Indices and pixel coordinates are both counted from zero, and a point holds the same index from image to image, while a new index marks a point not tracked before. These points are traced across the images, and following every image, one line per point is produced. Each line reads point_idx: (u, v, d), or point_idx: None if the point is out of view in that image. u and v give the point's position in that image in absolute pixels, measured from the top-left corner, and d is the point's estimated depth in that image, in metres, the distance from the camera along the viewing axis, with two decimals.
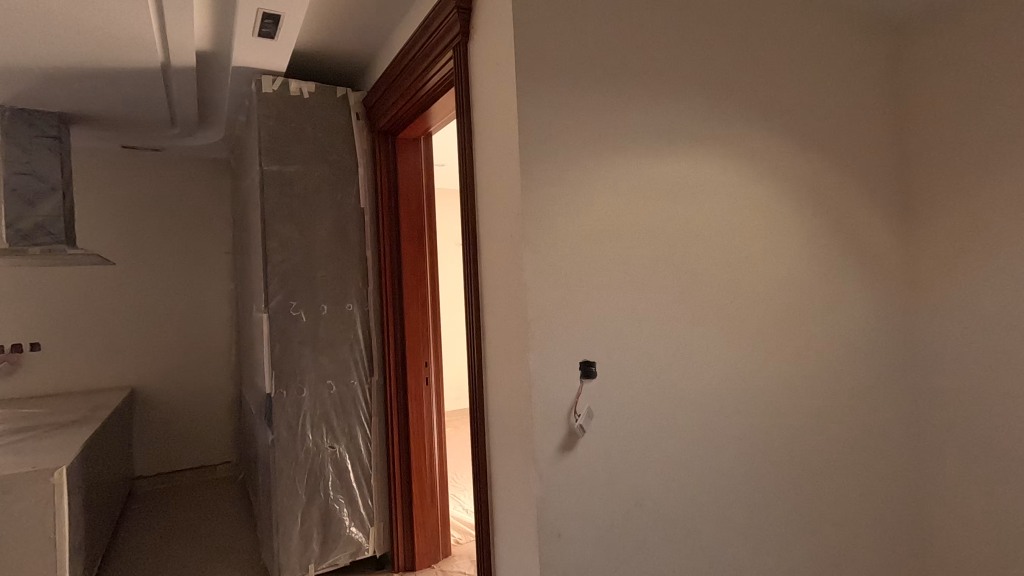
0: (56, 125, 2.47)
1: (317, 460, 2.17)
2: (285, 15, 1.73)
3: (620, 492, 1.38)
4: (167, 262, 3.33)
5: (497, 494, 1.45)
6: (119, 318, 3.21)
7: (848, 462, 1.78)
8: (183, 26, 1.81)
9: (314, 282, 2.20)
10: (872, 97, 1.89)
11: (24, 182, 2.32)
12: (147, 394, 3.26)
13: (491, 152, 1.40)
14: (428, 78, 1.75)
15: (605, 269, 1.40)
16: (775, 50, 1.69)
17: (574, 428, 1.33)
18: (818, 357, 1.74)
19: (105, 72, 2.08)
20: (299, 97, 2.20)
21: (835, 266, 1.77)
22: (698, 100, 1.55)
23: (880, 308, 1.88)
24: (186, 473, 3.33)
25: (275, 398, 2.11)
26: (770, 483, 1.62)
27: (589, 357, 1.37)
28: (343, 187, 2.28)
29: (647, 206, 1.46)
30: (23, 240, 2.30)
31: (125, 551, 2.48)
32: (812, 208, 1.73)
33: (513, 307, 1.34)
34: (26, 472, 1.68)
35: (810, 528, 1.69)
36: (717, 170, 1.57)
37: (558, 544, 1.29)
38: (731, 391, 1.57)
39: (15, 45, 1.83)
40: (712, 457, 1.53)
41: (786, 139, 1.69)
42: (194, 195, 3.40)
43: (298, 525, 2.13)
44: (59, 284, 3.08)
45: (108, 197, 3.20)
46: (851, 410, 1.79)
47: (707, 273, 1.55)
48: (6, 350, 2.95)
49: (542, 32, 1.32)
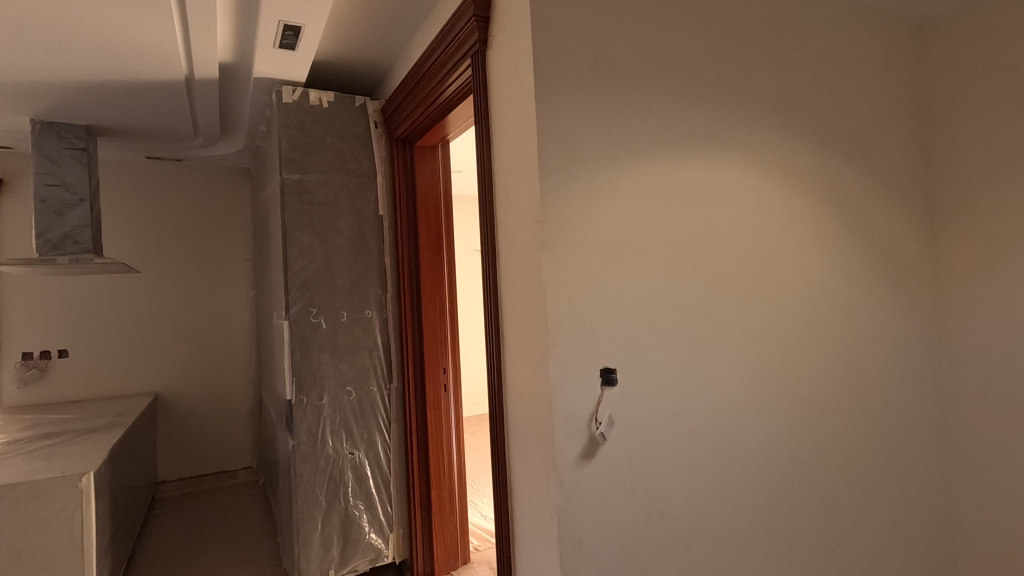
0: (84, 137, 2.53)
1: (337, 466, 2.18)
2: (305, 27, 1.75)
3: (642, 500, 1.37)
4: (190, 269, 3.39)
5: (517, 502, 1.44)
6: (143, 325, 3.27)
7: (874, 469, 1.74)
8: (206, 39, 1.84)
9: (334, 289, 2.22)
10: (895, 98, 1.86)
11: (54, 193, 2.38)
12: (170, 400, 3.31)
13: (510, 159, 1.40)
14: (446, 86, 1.76)
15: (624, 276, 1.39)
16: (794, 52, 1.67)
17: (595, 435, 1.32)
18: (843, 362, 1.70)
19: (131, 85, 2.13)
20: (318, 106, 2.22)
21: (859, 270, 1.74)
22: (718, 103, 1.54)
23: (906, 312, 1.83)
24: (208, 477, 3.37)
25: (295, 404, 2.12)
26: (795, 490, 1.59)
27: (609, 363, 1.35)
28: (363, 195, 2.30)
29: (666, 212, 1.45)
30: (53, 250, 2.36)
31: (148, 554, 2.52)
32: (835, 211, 1.70)
33: (532, 314, 1.33)
34: (56, 476, 1.71)
35: (836, 537, 1.65)
36: (738, 174, 1.55)
37: (580, 553, 1.28)
38: (753, 397, 1.54)
39: (46, 61, 1.88)
40: (735, 464, 1.50)
41: (807, 142, 1.67)
42: (216, 204, 3.46)
43: (319, 532, 2.14)
44: (85, 292, 3.14)
45: (133, 207, 3.27)
46: (877, 417, 1.76)
47: (729, 277, 1.53)
48: (34, 357, 3.02)
49: (559, 38, 1.32)
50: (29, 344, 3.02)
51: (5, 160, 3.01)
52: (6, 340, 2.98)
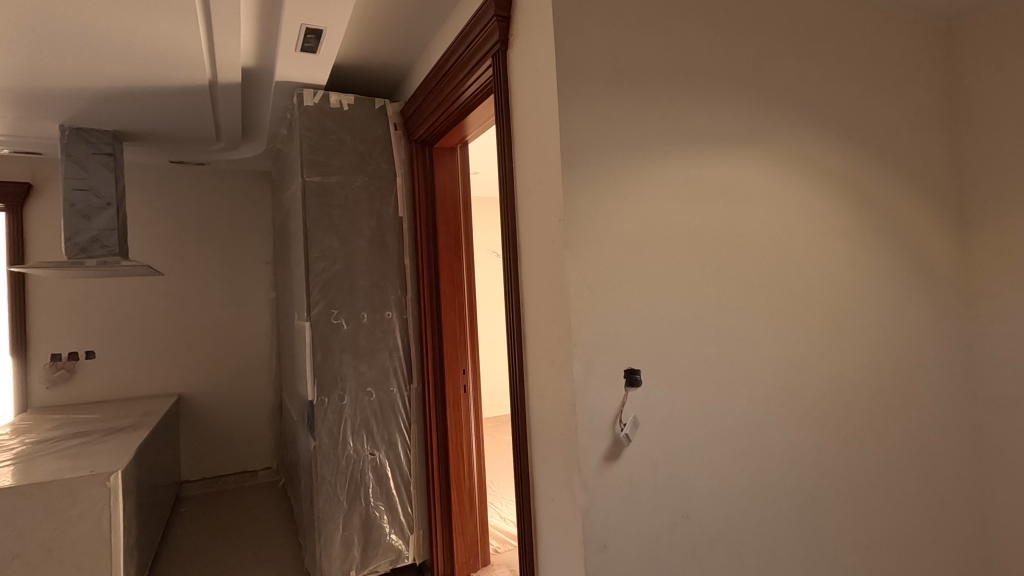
0: (111, 142, 2.58)
1: (357, 468, 2.19)
2: (327, 30, 1.76)
3: (667, 503, 1.35)
4: (213, 272, 3.44)
5: (539, 503, 1.43)
6: (168, 327, 3.33)
7: (905, 473, 1.70)
8: (230, 43, 1.86)
9: (354, 290, 2.23)
10: (924, 91, 1.82)
11: (83, 198, 2.43)
12: (193, 400, 3.35)
13: (531, 160, 1.39)
14: (466, 87, 1.76)
15: (647, 277, 1.37)
16: (820, 48, 1.64)
17: (620, 437, 1.30)
18: (871, 363, 1.67)
19: (156, 90, 2.17)
20: (338, 109, 2.25)
21: (888, 267, 1.70)
22: (742, 98, 1.51)
23: (936, 312, 1.79)
24: (231, 478, 3.41)
25: (317, 405, 2.14)
26: (823, 495, 1.55)
27: (633, 364, 1.34)
28: (382, 197, 2.31)
29: (690, 211, 1.43)
30: (81, 254, 2.41)
31: (172, 553, 2.55)
32: (863, 210, 1.67)
33: (555, 314, 1.32)
34: (85, 475, 1.74)
35: (866, 543, 1.62)
36: (763, 174, 1.53)
37: (604, 556, 1.26)
38: (780, 396, 1.52)
39: (75, 67, 1.92)
40: (760, 464, 1.47)
41: (833, 139, 1.64)
42: (237, 207, 3.51)
43: (340, 532, 2.15)
44: (111, 294, 3.20)
45: (157, 211, 3.32)
46: (907, 420, 1.71)
47: (756, 275, 1.51)
48: (63, 358, 3.07)
49: (582, 39, 1.31)
50: (58, 345, 3.08)
51: (36, 166, 3.08)
52: (35, 342, 3.04)
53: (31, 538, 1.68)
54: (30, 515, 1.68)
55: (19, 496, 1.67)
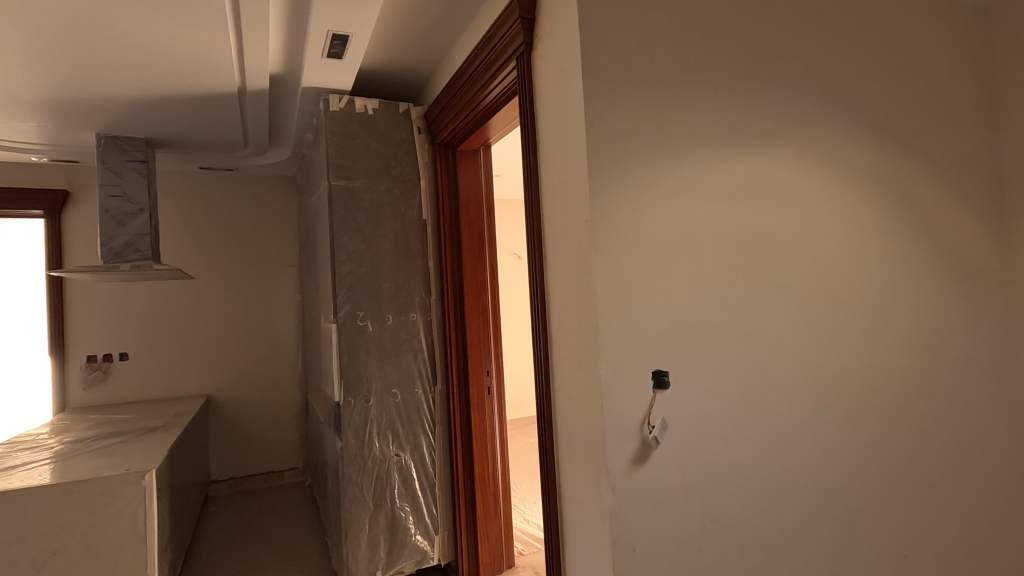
0: (144, 149, 2.65)
1: (384, 468, 2.21)
2: (353, 36, 1.79)
3: (696, 506, 1.33)
4: (240, 275, 3.51)
5: (566, 506, 1.42)
6: (198, 330, 3.40)
7: (943, 479, 1.65)
8: (259, 50, 1.90)
9: (380, 292, 2.25)
10: (960, 84, 1.76)
11: (117, 204, 2.51)
12: (222, 401, 3.42)
13: (557, 162, 1.39)
14: (490, 89, 1.76)
15: (673, 279, 1.36)
16: (850, 44, 1.60)
17: (648, 439, 1.29)
18: (906, 367, 1.62)
19: (187, 98, 2.22)
20: (363, 114, 2.28)
21: (922, 265, 1.66)
22: (771, 94, 1.49)
23: (975, 314, 1.73)
24: (258, 478, 3.47)
25: (343, 406, 2.16)
26: (857, 500, 1.52)
27: (660, 367, 1.33)
28: (406, 201, 2.33)
29: (718, 211, 1.41)
30: (116, 258, 2.48)
31: (203, 551, 2.60)
32: (896, 209, 1.62)
33: (582, 315, 1.32)
34: (120, 474, 1.78)
35: (903, 550, 1.57)
36: (793, 172, 1.50)
37: (633, 560, 1.25)
38: (811, 399, 1.48)
39: (110, 78, 1.98)
40: (791, 466, 1.44)
41: (865, 137, 1.60)
42: (264, 212, 3.58)
43: (366, 532, 2.17)
44: (143, 297, 3.29)
45: (187, 216, 3.40)
46: (945, 424, 1.66)
47: (787, 275, 1.48)
48: (98, 360, 3.17)
49: (607, 41, 1.30)
50: (94, 347, 3.18)
51: (72, 173, 3.18)
52: (72, 344, 3.13)
53: (69, 535, 1.73)
54: (70, 512, 1.73)
55: (58, 494, 1.72)
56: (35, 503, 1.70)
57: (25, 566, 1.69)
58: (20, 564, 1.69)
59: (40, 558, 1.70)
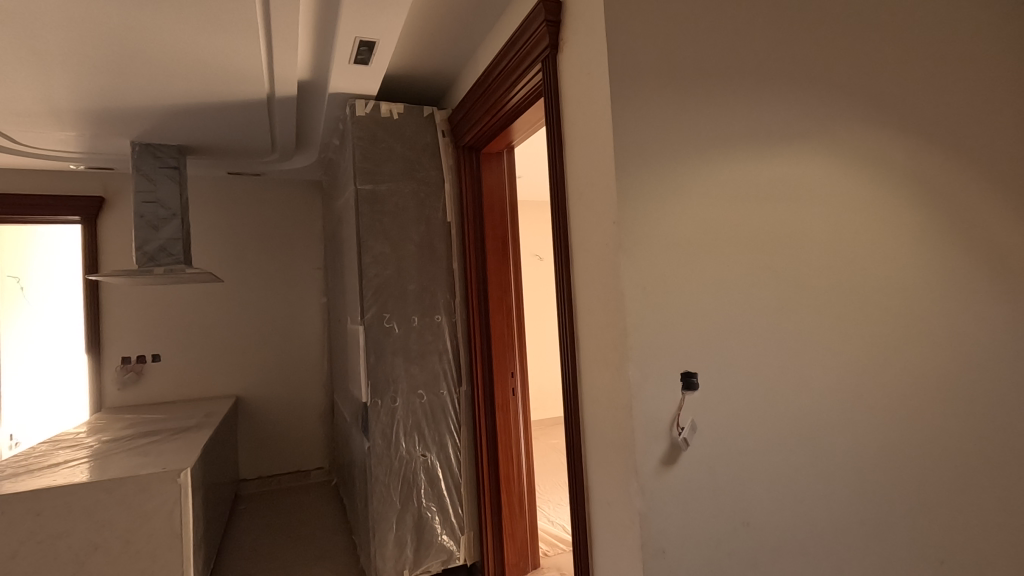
0: (176, 156, 2.73)
1: (410, 468, 2.23)
2: (380, 41, 1.81)
3: (726, 508, 1.32)
4: (268, 277, 3.58)
5: (594, 506, 1.42)
6: (227, 331, 3.47)
7: (984, 484, 1.60)
8: (288, 58, 1.94)
9: (405, 294, 2.28)
10: (1000, 76, 1.71)
11: (151, 209, 2.58)
12: (250, 401, 3.49)
13: (583, 165, 1.39)
14: (515, 92, 1.78)
15: (701, 280, 1.35)
16: (881, 40, 1.57)
17: (677, 441, 1.29)
18: (941, 369, 1.58)
19: (218, 106, 2.28)
20: (389, 118, 2.30)
21: (958, 263, 1.62)
22: (800, 94, 1.47)
23: (1017, 313, 1.67)
24: (285, 477, 3.53)
25: (370, 406, 2.19)
26: (891, 504, 1.49)
27: (689, 368, 1.32)
28: (431, 203, 2.35)
29: (746, 212, 1.40)
30: (150, 262, 2.55)
31: (233, 549, 2.65)
32: (929, 208, 1.59)
33: (610, 317, 1.32)
34: (158, 473, 1.84)
35: (940, 556, 1.53)
36: (823, 172, 1.48)
37: (662, 562, 1.25)
38: (843, 401, 1.46)
39: (146, 87, 2.04)
40: (823, 468, 1.42)
41: (897, 135, 1.57)
42: (291, 215, 3.64)
43: (393, 531, 2.19)
44: (174, 301, 3.38)
45: (216, 221, 3.48)
46: (984, 427, 1.61)
47: (816, 277, 1.46)
48: (132, 361, 3.27)
49: (633, 44, 1.30)
50: (129, 349, 3.28)
51: (108, 180, 3.27)
52: (107, 345, 3.23)
53: (110, 530, 1.78)
54: (111, 508, 1.79)
55: (99, 491, 1.78)
56: (78, 499, 1.76)
57: (68, 561, 1.75)
58: (63, 558, 1.74)
59: (83, 553, 1.76)
